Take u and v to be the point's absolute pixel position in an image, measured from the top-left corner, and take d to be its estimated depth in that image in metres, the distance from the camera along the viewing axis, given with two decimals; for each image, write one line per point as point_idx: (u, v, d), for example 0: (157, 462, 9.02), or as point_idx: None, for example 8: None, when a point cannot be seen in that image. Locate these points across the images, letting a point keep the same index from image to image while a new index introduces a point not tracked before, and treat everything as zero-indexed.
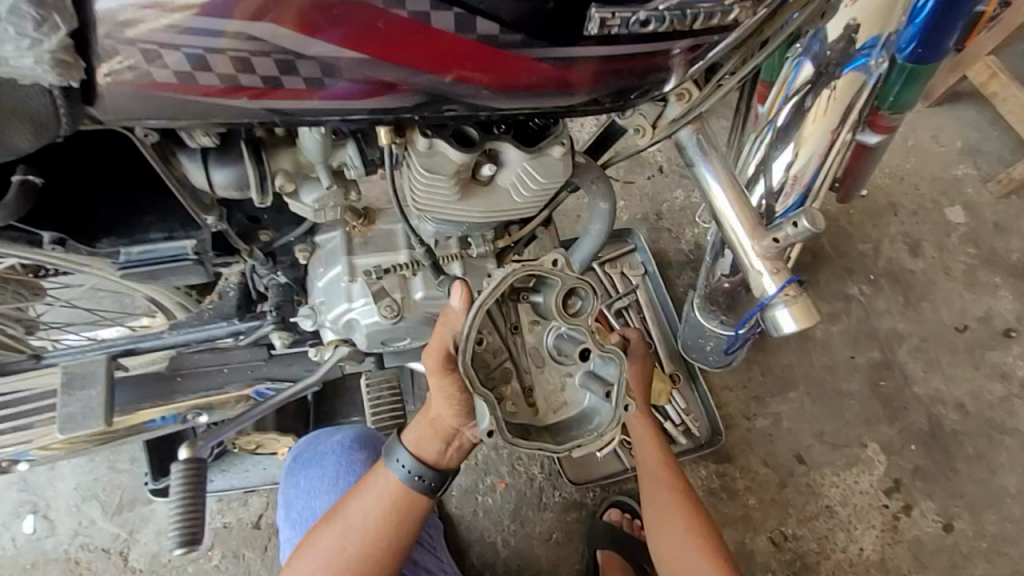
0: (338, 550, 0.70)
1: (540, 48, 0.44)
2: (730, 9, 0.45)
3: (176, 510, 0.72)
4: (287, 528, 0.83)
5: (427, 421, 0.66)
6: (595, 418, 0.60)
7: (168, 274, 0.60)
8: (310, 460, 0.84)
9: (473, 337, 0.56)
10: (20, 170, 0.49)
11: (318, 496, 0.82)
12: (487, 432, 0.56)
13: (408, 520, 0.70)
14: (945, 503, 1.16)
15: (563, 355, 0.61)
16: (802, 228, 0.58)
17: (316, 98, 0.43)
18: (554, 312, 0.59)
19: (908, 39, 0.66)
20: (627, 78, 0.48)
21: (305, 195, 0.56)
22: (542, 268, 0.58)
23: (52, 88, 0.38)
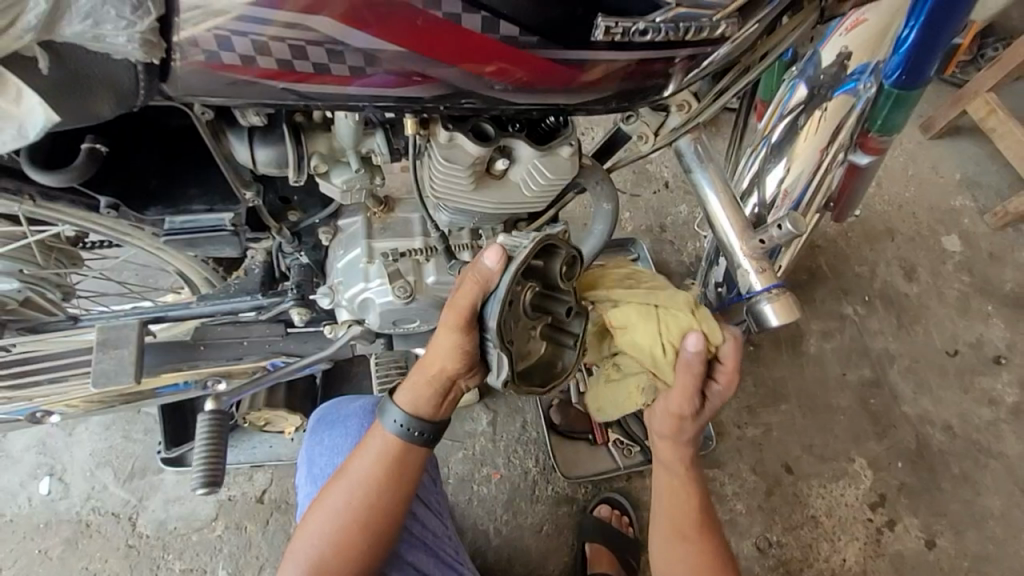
0: (345, 504, 0.70)
1: (553, 50, 0.50)
2: (717, 25, 0.51)
3: (200, 455, 0.82)
4: (308, 483, 0.84)
5: (424, 377, 0.69)
6: (558, 363, 0.66)
7: (205, 242, 0.67)
8: (333, 421, 0.87)
9: (506, 298, 0.60)
10: (89, 139, 0.55)
11: (339, 453, 0.83)
12: (503, 382, 0.62)
13: (408, 471, 0.72)
14: (929, 520, 1.18)
15: (536, 311, 0.63)
16: (786, 230, 0.64)
17: (355, 85, 0.49)
18: (556, 279, 0.63)
19: (894, 67, 0.73)
20: (629, 79, 0.54)
21: (335, 177, 0.62)
22: (555, 237, 0.62)
23: (137, 64, 0.45)
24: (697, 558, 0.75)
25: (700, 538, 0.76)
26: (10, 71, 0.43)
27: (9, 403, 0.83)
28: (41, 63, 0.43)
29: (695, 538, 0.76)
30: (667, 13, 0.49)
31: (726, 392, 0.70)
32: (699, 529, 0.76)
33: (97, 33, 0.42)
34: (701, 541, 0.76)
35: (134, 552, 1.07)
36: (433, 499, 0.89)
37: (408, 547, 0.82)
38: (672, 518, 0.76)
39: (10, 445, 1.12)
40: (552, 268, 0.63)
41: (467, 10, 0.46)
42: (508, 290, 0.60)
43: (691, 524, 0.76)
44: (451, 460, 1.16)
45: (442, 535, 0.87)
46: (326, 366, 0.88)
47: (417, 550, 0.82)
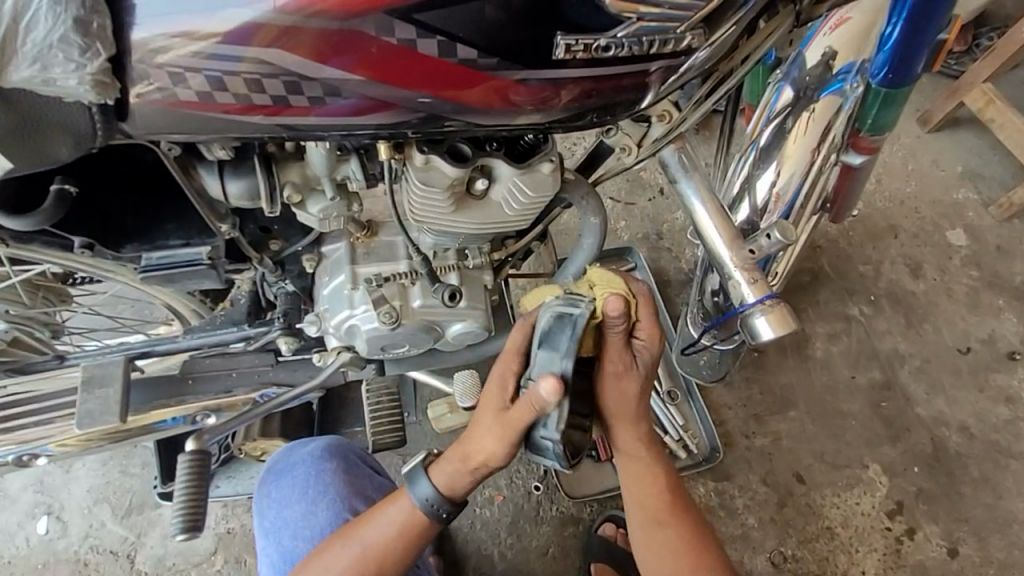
0: (347, 569, 0.68)
1: (515, 71, 0.48)
2: (681, 37, 0.50)
3: (179, 502, 0.77)
4: (262, 537, 0.82)
5: (466, 459, 0.68)
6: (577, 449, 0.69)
7: (183, 277, 0.65)
8: (281, 471, 0.84)
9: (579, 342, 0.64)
10: (59, 180, 0.54)
11: (288, 505, 0.82)
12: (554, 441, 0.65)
13: (418, 545, 0.70)
14: (950, 527, 1.14)
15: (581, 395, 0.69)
16: (775, 239, 0.63)
17: (315, 113, 0.48)
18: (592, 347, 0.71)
19: (880, 65, 0.69)
20: (600, 97, 0.52)
21: (312, 205, 0.61)
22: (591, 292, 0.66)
23: (91, 105, 0.44)
24: (675, 544, 0.72)
25: (674, 522, 0.73)
26: None
27: None
28: None
29: (670, 521, 0.73)
30: (629, 27, 0.48)
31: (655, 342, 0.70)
32: (672, 510, 0.74)
33: (47, 77, 0.41)
34: (677, 526, 0.73)
35: None
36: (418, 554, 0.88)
37: None
38: (643, 507, 0.74)
39: (8, 485, 1.11)
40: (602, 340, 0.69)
41: (422, 36, 0.45)
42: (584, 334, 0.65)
43: (663, 508, 0.74)
44: None
45: None
46: (317, 396, 0.86)
47: None
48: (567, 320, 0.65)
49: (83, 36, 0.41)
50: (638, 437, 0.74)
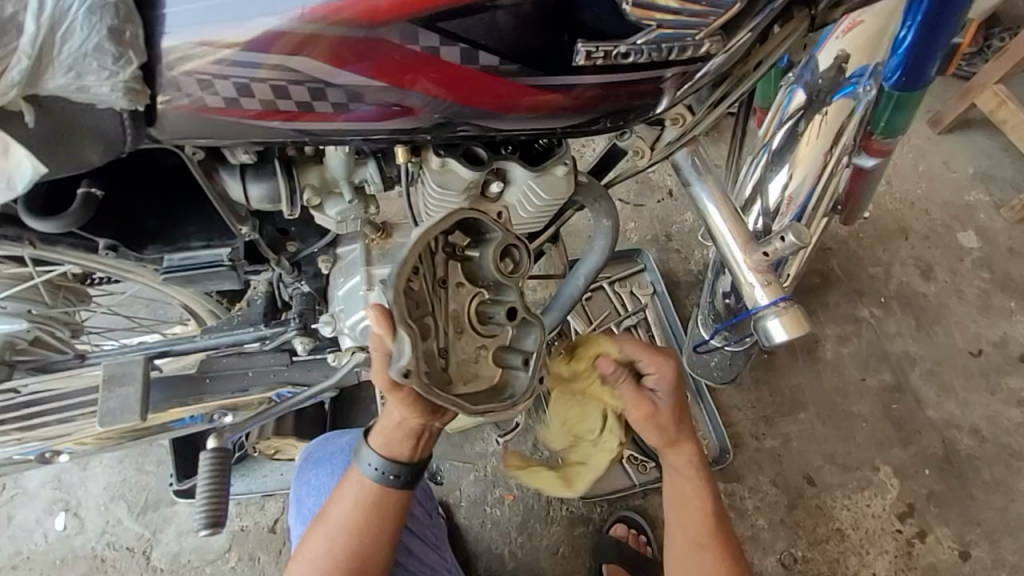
0: (327, 552, 0.67)
1: (534, 77, 0.49)
2: (700, 44, 0.50)
3: (202, 500, 0.78)
4: (298, 524, 0.84)
5: (396, 421, 0.64)
6: (510, 389, 0.59)
7: (204, 279, 0.67)
8: (319, 459, 0.86)
9: (410, 263, 0.54)
10: (85, 184, 0.56)
11: (326, 492, 0.82)
12: (403, 372, 0.53)
13: (388, 513, 0.68)
14: (962, 530, 1.14)
15: (488, 326, 0.59)
16: (789, 241, 0.62)
17: (340, 120, 0.49)
18: (492, 272, 0.57)
19: (893, 69, 0.73)
20: (617, 102, 0.53)
21: (330, 208, 0.62)
22: (488, 219, 0.56)
23: (122, 112, 0.45)
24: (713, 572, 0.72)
25: (715, 546, 0.73)
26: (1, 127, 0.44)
27: (19, 443, 0.83)
28: (28, 117, 0.44)
29: (713, 545, 0.73)
30: (649, 34, 0.49)
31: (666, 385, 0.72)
32: (715, 535, 0.73)
33: (81, 84, 0.42)
34: (719, 550, 0.73)
35: None
36: (428, 533, 0.87)
37: None
38: (688, 531, 0.73)
39: (26, 482, 1.13)
40: (485, 258, 0.57)
41: (445, 43, 0.46)
42: (414, 253, 0.54)
43: (705, 533, 0.73)
44: (463, 483, 1.14)
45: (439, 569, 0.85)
46: (332, 395, 0.85)
47: None
48: (407, 245, 0.57)
49: (117, 44, 0.42)
50: (688, 463, 0.73)
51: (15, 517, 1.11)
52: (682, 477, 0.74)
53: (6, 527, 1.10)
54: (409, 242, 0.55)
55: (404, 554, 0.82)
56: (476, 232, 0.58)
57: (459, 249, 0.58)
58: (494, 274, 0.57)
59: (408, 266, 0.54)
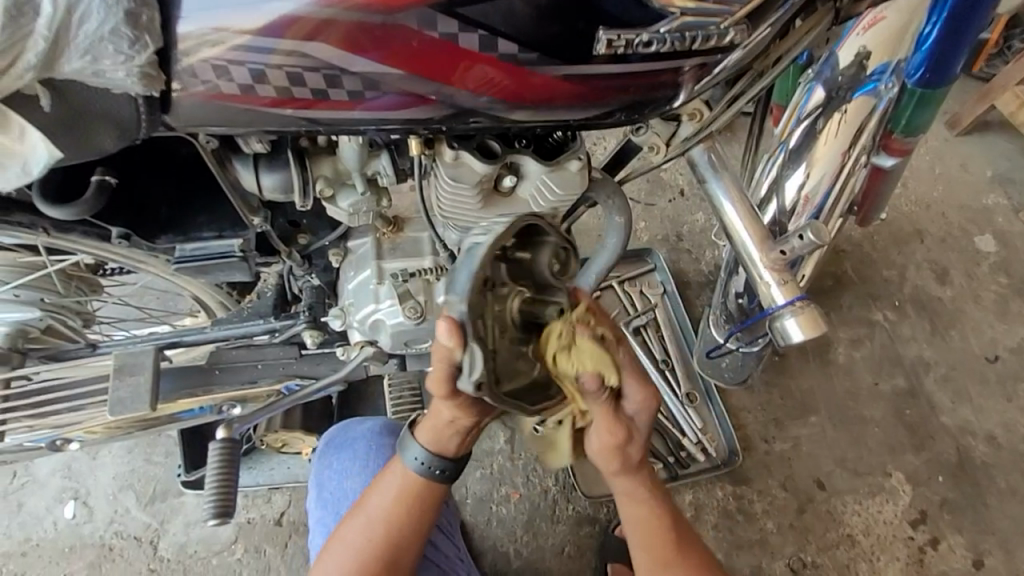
0: (363, 541, 0.68)
1: (555, 66, 0.49)
2: (725, 33, 0.50)
3: (211, 487, 0.78)
4: (318, 508, 0.84)
5: (447, 419, 0.64)
6: (552, 387, 0.61)
7: (216, 269, 0.67)
8: (341, 444, 0.86)
9: (479, 277, 0.54)
10: (99, 172, 0.56)
11: (348, 476, 0.83)
12: (477, 385, 0.54)
13: (429, 505, 0.68)
14: (976, 538, 1.12)
15: (530, 322, 0.59)
16: (807, 240, 0.62)
17: (358, 109, 0.48)
18: (547, 275, 0.59)
19: (917, 65, 0.71)
20: (635, 93, 0.52)
21: (342, 201, 0.62)
22: (542, 223, 0.58)
23: (137, 97, 0.45)
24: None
25: (677, 561, 0.70)
26: (15, 111, 0.44)
27: (31, 431, 0.81)
28: (43, 101, 0.44)
29: (674, 561, 0.70)
30: (672, 22, 0.48)
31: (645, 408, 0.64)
32: (676, 547, 0.70)
33: (97, 68, 0.42)
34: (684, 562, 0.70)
35: None
36: (445, 521, 0.89)
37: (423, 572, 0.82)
38: (648, 552, 0.70)
39: (36, 470, 1.14)
40: (539, 261, 0.59)
41: (464, 30, 0.46)
42: (481, 267, 0.54)
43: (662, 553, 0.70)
44: (469, 480, 1.14)
45: (455, 560, 0.86)
46: (339, 388, 0.86)
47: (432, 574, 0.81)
48: (468, 256, 0.56)
49: (134, 28, 0.42)
50: (641, 485, 0.68)
51: (26, 504, 1.12)
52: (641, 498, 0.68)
53: (16, 514, 1.11)
54: (474, 257, 0.55)
55: (426, 540, 0.83)
56: (530, 235, 0.58)
57: (514, 253, 0.58)
58: (547, 275, 0.59)
59: (479, 280, 0.54)
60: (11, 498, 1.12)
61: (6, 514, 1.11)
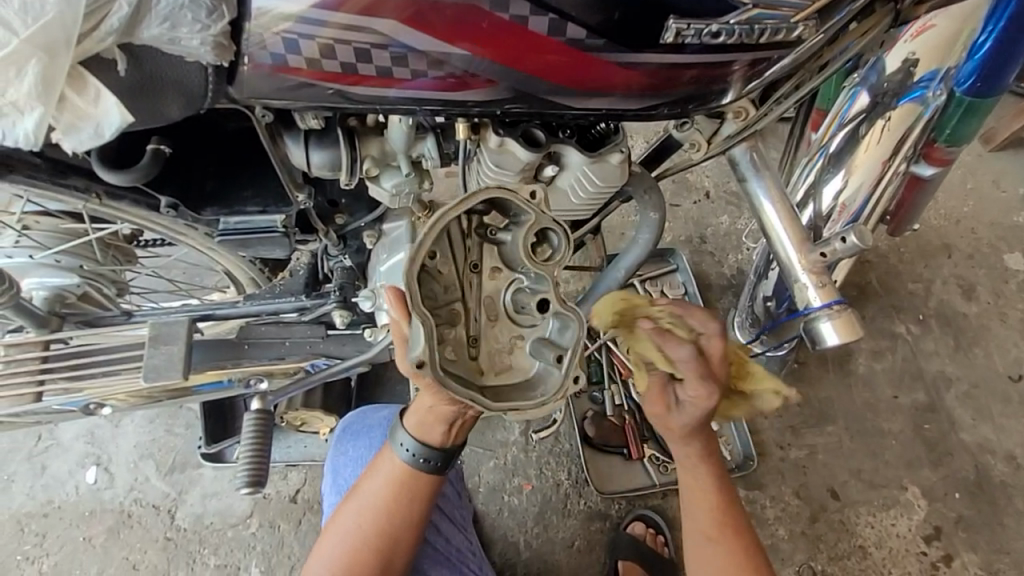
0: (354, 529, 0.68)
1: (621, 53, 0.50)
2: (795, 27, 0.50)
3: (246, 452, 0.82)
4: (333, 492, 0.85)
5: (431, 407, 0.64)
6: (541, 386, 0.56)
7: (258, 243, 0.69)
8: (358, 431, 0.87)
9: (423, 248, 0.53)
10: (155, 140, 0.57)
11: (362, 464, 0.83)
12: (417, 361, 0.52)
13: (419, 495, 0.68)
14: (990, 557, 1.11)
15: (525, 314, 0.58)
16: (850, 243, 0.62)
17: (398, 89, 0.50)
18: (525, 256, 0.55)
19: (967, 74, 0.71)
20: (671, 89, 0.53)
21: (385, 180, 0.63)
22: (515, 199, 0.54)
23: (208, 66, 0.48)
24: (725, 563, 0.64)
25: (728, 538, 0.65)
26: (91, 73, 0.46)
27: (66, 394, 0.81)
28: (120, 65, 0.47)
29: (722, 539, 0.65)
30: (742, 14, 0.48)
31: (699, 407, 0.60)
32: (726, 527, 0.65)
33: (173, 36, 0.45)
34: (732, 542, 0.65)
35: (173, 545, 1.10)
36: (456, 514, 0.89)
37: (430, 563, 0.81)
38: (695, 524, 0.66)
39: (61, 434, 1.16)
40: (519, 240, 0.56)
41: (534, 13, 0.46)
42: (427, 235, 0.53)
43: (713, 524, 0.65)
44: (482, 469, 1.14)
45: (465, 551, 0.86)
46: (363, 370, 0.85)
47: (438, 564, 0.81)
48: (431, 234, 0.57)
49: None
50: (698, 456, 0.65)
51: (49, 467, 1.14)
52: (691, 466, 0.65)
53: (39, 476, 1.13)
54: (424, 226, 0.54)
55: (434, 533, 0.83)
56: (510, 213, 0.56)
57: (496, 234, 0.57)
58: (524, 256, 0.55)
59: (423, 250, 0.53)
60: (35, 460, 1.14)
61: (29, 476, 1.13)
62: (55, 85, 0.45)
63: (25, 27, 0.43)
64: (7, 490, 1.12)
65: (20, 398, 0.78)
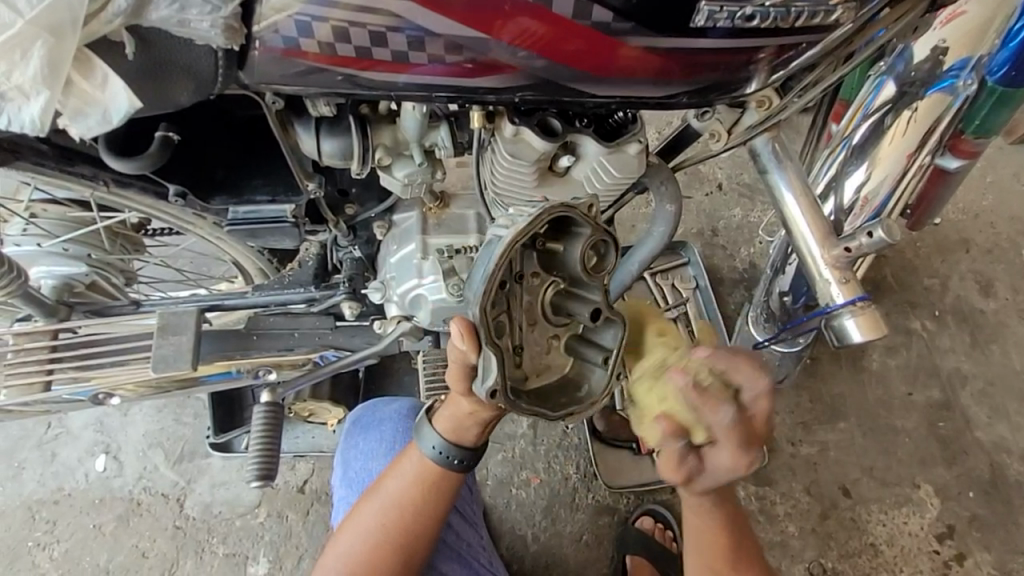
0: (376, 525, 0.68)
1: (647, 37, 0.48)
2: (833, 10, 0.49)
3: (256, 445, 0.82)
4: (343, 486, 0.84)
5: (467, 410, 0.63)
6: (583, 385, 0.57)
7: (267, 233, 0.68)
8: (369, 424, 0.86)
9: (496, 276, 0.51)
10: (162, 127, 0.56)
11: (374, 458, 0.83)
12: (489, 390, 0.52)
13: (443, 493, 0.68)
14: (1003, 557, 1.10)
15: (562, 315, 0.57)
16: (877, 237, 0.60)
17: (409, 74, 0.48)
18: (578, 269, 0.54)
19: (1001, 62, 0.68)
20: (693, 76, 0.51)
21: (397, 170, 0.62)
22: (578, 214, 0.52)
23: (218, 49, 0.46)
24: None
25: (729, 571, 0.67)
26: (97, 56, 0.45)
27: (72, 384, 0.80)
28: (127, 49, 0.45)
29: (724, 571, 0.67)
30: None
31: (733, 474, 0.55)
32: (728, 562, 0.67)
33: (183, 17, 0.44)
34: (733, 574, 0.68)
35: (182, 534, 1.10)
36: (468, 509, 0.89)
37: (442, 558, 0.81)
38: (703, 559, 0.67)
39: (70, 422, 1.17)
40: (572, 251, 0.54)
41: None
42: (498, 264, 0.51)
43: (717, 559, 0.67)
44: (490, 462, 1.14)
45: (477, 546, 0.86)
46: (373, 362, 0.84)
47: (450, 559, 0.81)
48: (487, 252, 0.53)
49: None
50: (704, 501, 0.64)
51: (59, 454, 1.14)
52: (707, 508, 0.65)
53: (50, 463, 1.14)
54: (493, 253, 0.52)
55: (446, 527, 0.83)
56: (563, 224, 0.54)
57: (544, 243, 0.54)
58: (579, 268, 0.54)
59: (494, 279, 0.51)
60: (45, 447, 1.15)
61: (40, 463, 1.14)
62: (61, 69, 0.44)
63: (31, 8, 0.42)
64: (18, 477, 1.13)
65: (28, 387, 0.78)
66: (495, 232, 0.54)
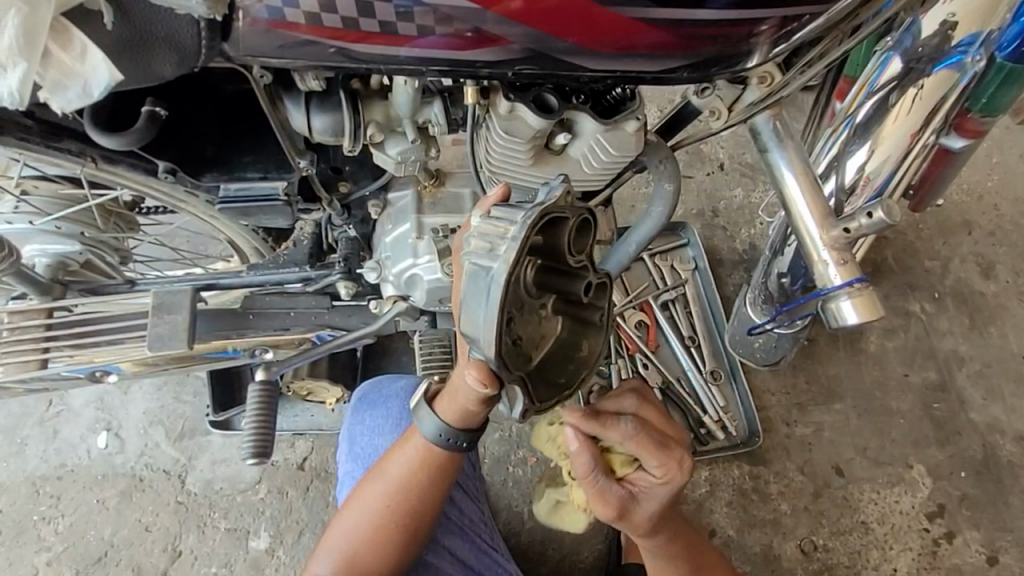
0: (381, 504, 0.69)
1: (643, 8, 0.47)
2: None
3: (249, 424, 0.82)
4: (348, 462, 0.85)
5: (471, 401, 0.60)
6: (582, 344, 0.57)
7: (259, 212, 0.67)
8: (374, 401, 0.87)
9: (503, 312, 0.49)
10: (149, 102, 0.56)
11: (381, 434, 0.84)
12: (521, 413, 0.54)
13: (444, 475, 0.68)
14: (992, 535, 1.12)
15: (548, 289, 0.54)
16: (876, 219, 0.59)
17: (407, 47, 0.47)
18: (567, 251, 0.53)
19: (1012, 37, 0.65)
20: (699, 51, 0.50)
21: (390, 147, 0.61)
22: (558, 203, 0.51)
23: (200, 20, 0.45)
24: None
25: None
26: (74, 25, 0.44)
27: (71, 360, 0.79)
28: (106, 18, 0.44)
29: None
30: None
31: (670, 484, 0.64)
32: None
33: None
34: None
35: (183, 509, 1.12)
36: (471, 485, 0.89)
37: (445, 532, 0.82)
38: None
39: (71, 400, 1.17)
40: (559, 240, 0.52)
41: None
42: (504, 302, 0.49)
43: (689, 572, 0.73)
44: (487, 441, 1.15)
45: (478, 521, 0.87)
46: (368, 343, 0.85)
47: (453, 535, 0.83)
48: (479, 286, 0.50)
49: None
50: (659, 543, 0.71)
51: (61, 432, 1.16)
52: (662, 556, 0.72)
53: (52, 440, 1.15)
54: (493, 293, 0.49)
55: (449, 505, 0.84)
56: (547, 223, 0.51)
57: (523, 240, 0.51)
58: (566, 252, 0.53)
59: (503, 311, 0.49)
60: (47, 424, 1.16)
61: (42, 440, 1.15)
62: (38, 38, 0.43)
63: None
64: (21, 453, 1.14)
65: (26, 364, 0.77)
66: (476, 262, 0.51)
